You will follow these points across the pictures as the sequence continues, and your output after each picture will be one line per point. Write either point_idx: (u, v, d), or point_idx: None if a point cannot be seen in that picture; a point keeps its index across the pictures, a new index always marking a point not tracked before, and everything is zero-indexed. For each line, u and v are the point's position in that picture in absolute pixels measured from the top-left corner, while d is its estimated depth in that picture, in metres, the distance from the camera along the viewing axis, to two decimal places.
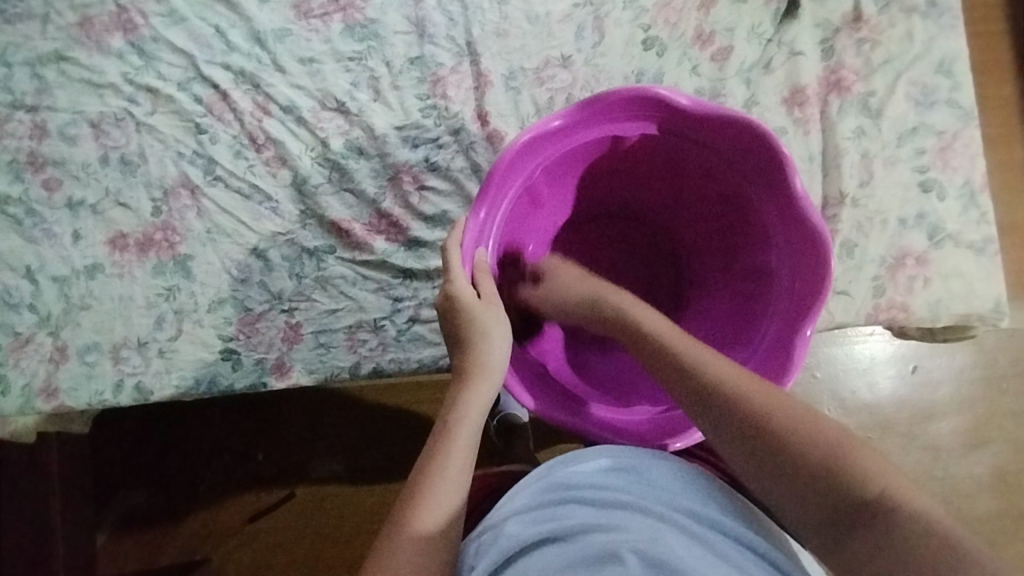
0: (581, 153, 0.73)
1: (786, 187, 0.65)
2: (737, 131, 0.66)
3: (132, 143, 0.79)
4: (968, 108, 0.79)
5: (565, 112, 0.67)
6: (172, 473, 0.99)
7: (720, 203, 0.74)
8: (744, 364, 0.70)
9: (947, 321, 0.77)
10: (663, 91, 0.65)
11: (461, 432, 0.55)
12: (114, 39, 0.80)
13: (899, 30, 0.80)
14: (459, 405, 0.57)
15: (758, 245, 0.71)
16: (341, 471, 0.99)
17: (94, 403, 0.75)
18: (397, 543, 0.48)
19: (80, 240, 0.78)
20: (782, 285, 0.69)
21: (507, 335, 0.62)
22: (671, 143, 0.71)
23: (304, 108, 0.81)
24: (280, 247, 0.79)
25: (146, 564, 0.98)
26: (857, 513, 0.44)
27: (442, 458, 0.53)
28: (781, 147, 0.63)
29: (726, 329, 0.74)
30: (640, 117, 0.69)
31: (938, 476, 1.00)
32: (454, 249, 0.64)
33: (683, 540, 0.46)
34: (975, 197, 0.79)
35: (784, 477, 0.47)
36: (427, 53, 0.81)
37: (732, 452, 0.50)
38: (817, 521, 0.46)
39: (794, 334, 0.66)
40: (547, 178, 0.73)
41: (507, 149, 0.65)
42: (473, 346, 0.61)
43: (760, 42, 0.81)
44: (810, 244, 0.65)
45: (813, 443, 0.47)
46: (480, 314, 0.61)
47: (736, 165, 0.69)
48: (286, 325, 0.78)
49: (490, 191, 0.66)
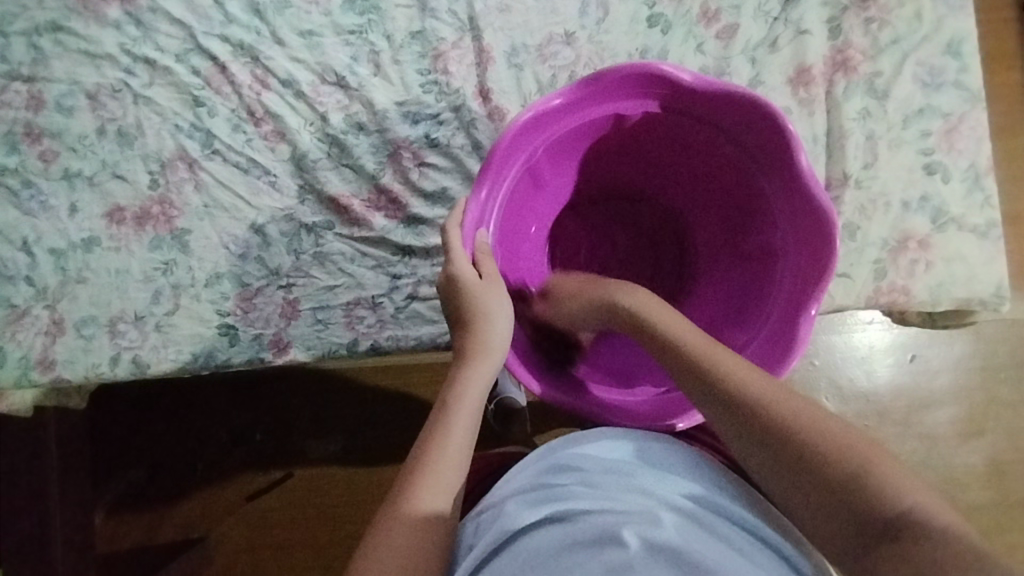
0: (582, 133, 0.72)
1: (791, 164, 0.64)
2: (741, 108, 0.65)
3: (129, 115, 0.78)
4: (975, 89, 0.78)
5: (565, 90, 0.66)
6: (171, 449, 0.99)
7: (726, 184, 0.73)
8: (749, 343, 0.69)
9: (947, 305, 0.77)
10: (665, 67, 0.64)
11: (460, 411, 0.55)
12: (111, 9, 0.79)
13: (908, 10, 0.79)
14: (460, 384, 0.57)
15: (762, 226, 0.71)
16: (340, 451, 0.99)
17: (91, 375, 0.75)
18: (394, 524, 0.48)
19: (78, 213, 0.77)
20: (786, 264, 0.68)
21: (509, 314, 0.62)
22: (676, 122, 0.70)
23: (303, 82, 0.80)
24: (279, 222, 0.78)
25: (145, 540, 0.99)
26: (869, 516, 0.42)
27: (442, 437, 0.53)
28: (786, 122, 0.62)
29: (731, 308, 0.74)
30: (644, 95, 0.68)
31: (933, 464, 1.01)
32: (453, 230, 0.64)
33: (682, 523, 0.45)
34: (980, 180, 0.78)
35: (806, 481, 0.45)
36: (428, 28, 0.80)
37: (758, 461, 0.48)
38: (842, 530, 0.43)
39: (799, 311, 0.66)
40: (548, 158, 0.73)
41: (507, 128, 0.65)
42: (475, 326, 0.60)
43: (766, 20, 0.79)
44: (816, 221, 0.64)
45: (848, 453, 0.44)
46: (481, 294, 0.61)
47: (742, 144, 0.68)
48: (284, 301, 0.77)
49: (491, 170, 0.66)
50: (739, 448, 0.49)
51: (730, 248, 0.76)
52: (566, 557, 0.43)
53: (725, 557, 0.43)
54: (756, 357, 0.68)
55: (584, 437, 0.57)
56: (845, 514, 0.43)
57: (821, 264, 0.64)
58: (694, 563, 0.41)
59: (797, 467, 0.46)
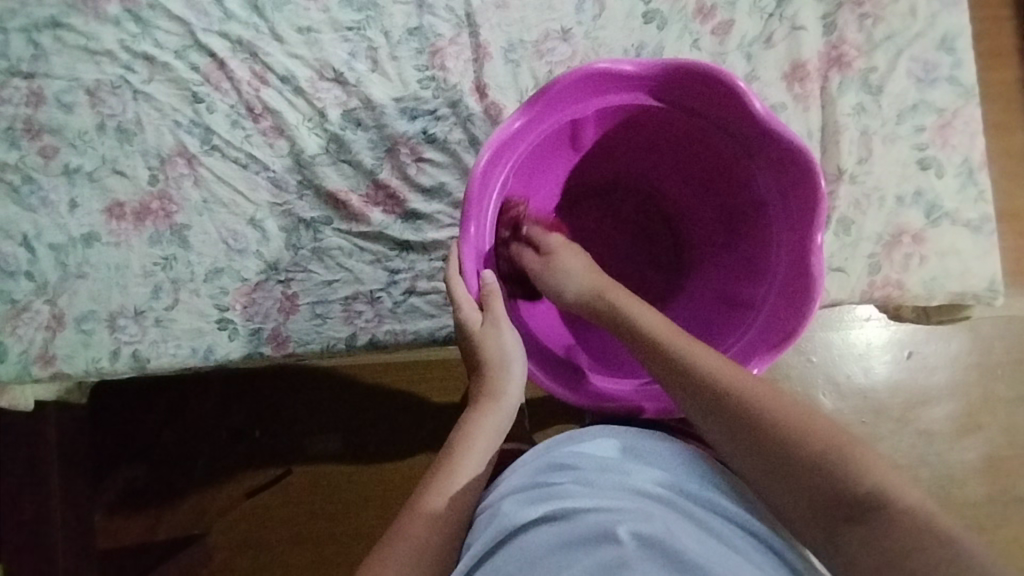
0: (552, 143, 0.72)
1: (753, 118, 0.65)
2: (716, 90, 0.65)
3: (129, 111, 0.79)
4: (970, 85, 0.79)
5: (521, 111, 0.66)
6: (171, 447, 1.00)
7: (712, 170, 0.73)
8: (766, 295, 0.69)
9: (941, 300, 0.77)
10: (606, 62, 0.65)
11: (467, 452, 0.58)
12: (111, 6, 0.80)
13: (903, 5, 0.79)
14: (468, 432, 0.60)
15: (748, 189, 0.71)
16: (340, 447, 1.00)
17: (91, 370, 0.75)
18: (408, 529, 0.52)
19: (77, 208, 0.78)
20: (777, 211, 0.68)
21: (521, 363, 0.64)
22: (654, 113, 0.71)
23: (302, 78, 0.80)
24: (277, 217, 0.79)
25: (146, 538, 0.99)
26: (847, 505, 0.44)
27: (445, 482, 0.56)
28: (735, 80, 0.63)
29: (740, 266, 0.73)
30: (614, 90, 0.68)
31: (929, 461, 1.01)
32: (456, 279, 0.65)
33: (679, 522, 0.46)
34: (974, 174, 0.78)
35: (783, 475, 0.48)
36: (426, 24, 0.81)
37: (733, 454, 0.51)
38: (811, 513, 0.46)
39: (805, 245, 0.65)
40: (521, 178, 0.72)
41: (476, 165, 0.65)
42: (487, 376, 0.63)
43: (762, 15, 0.80)
44: (795, 164, 0.64)
45: (812, 440, 0.47)
46: (489, 343, 0.63)
47: (707, 120, 0.69)
48: (283, 296, 0.78)
49: (472, 215, 0.66)
50: (728, 452, 0.52)
51: (723, 235, 0.76)
52: (563, 554, 0.44)
53: (721, 555, 0.43)
54: (766, 331, 0.67)
55: (582, 435, 0.58)
56: (814, 494, 0.46)
57: (812, 198, 0.64)
58: (688, 562, 0.41)
59: (778, 465, 0.48)
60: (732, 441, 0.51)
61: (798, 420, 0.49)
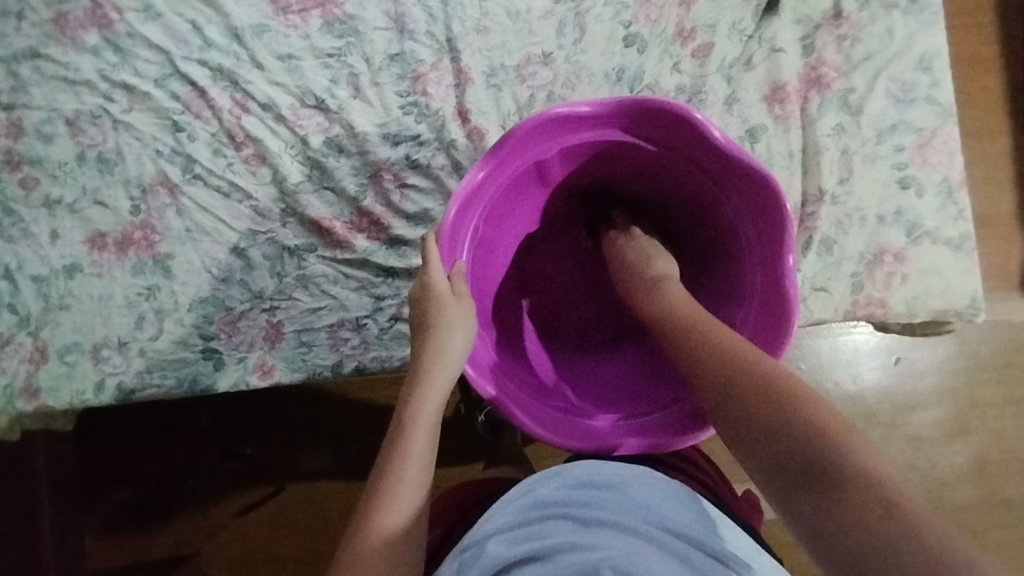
0: (517, 184, 0.72)
1: (714, 145, 0.65)
2: (680, 125, 0.65)
3: (109, 141, 0.79)
4: (948, 103, 0.79)
5: (482, 162, 0.66)
6: (161, 468, 0.99)
7: (682, 193, 0.73)
8: (743, 324, 0.68)
9: (924, 317, 0.78)
10: (562, 108, 0.65)
11: (418, 431, 0.55)
12: (89, 35, 0.79)
13: (880, 26, 0.80)
14: (415, 398, 0.57)
15: (715, 214, 0.71)
16: (330, 466, 0.99)
17: (74, 402, 0.75)
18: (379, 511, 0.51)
19: (58, 240, 0.77)
20: (747, 234, 0.68)
21: (473, 329, 0.61)
22: (624, 147, 0.70)
23: (283, 105, 0.80)
24: (260, 245, 0.78)
25: (138, 558, 0.99)
26: (808, 467, 0.44)
27: (400, 454, 0.54)
28: (691, 114, 0.63)
29: (715, 291, 0.72)
30: (578, 129, 0.68)
31: (918, 465, 1.02)
32: (432, 242, 0.64)
33: (661, 558, 0.46)
34: (953, 194, 0.79)
35: (767, 439, 0.48)
36: (407, 50, 0.81)
37: (733, 412, 0.52)
38: (780, 472, 0.46)
39: (777, 275, 0.65)
40: (493, 217, 0.72)
41: (444, 219, 0.64)
42: (431, 334, 0.60)
43: (741, 38, 0.81)
44: (758, 190, 0.64)
45: (800, 410, 0.47)
46: (445, 306, 0.61)
47: (673, 148, 0.68)
48: (268, 324, 0.78)
49: (445, 257, 0.65)
50: (723, 412, 0.52)
51: (702, 260, 0.75)
52: None
53: None
54: None
55: (565, 471, 0.56)
56: (787, 455, 0.46)
57: (777, 228, 0.64)
58: None
59: (769, 426, 0.48)
60: (735, 400, 0.52)
61: (794, 389, 0.49)
